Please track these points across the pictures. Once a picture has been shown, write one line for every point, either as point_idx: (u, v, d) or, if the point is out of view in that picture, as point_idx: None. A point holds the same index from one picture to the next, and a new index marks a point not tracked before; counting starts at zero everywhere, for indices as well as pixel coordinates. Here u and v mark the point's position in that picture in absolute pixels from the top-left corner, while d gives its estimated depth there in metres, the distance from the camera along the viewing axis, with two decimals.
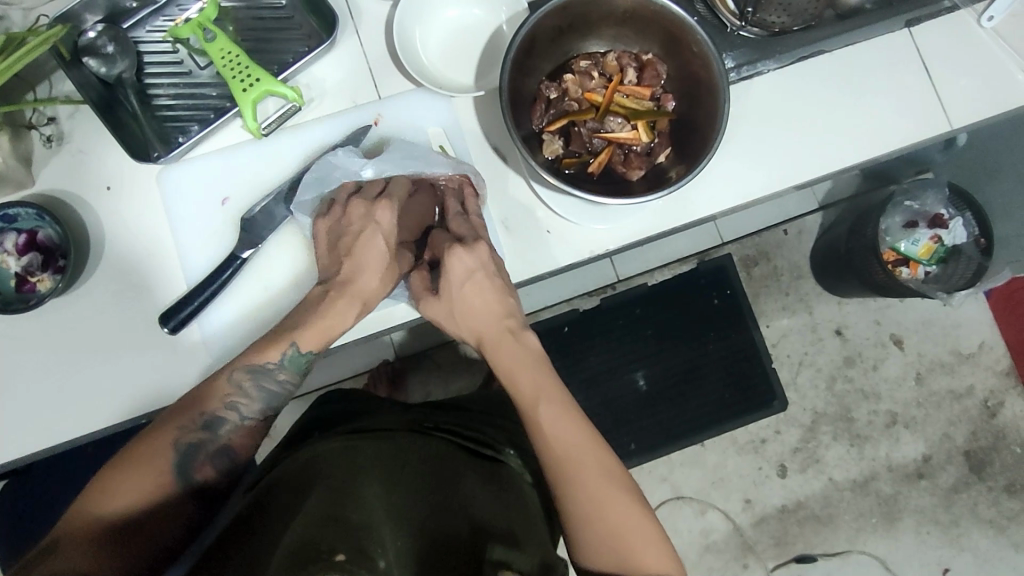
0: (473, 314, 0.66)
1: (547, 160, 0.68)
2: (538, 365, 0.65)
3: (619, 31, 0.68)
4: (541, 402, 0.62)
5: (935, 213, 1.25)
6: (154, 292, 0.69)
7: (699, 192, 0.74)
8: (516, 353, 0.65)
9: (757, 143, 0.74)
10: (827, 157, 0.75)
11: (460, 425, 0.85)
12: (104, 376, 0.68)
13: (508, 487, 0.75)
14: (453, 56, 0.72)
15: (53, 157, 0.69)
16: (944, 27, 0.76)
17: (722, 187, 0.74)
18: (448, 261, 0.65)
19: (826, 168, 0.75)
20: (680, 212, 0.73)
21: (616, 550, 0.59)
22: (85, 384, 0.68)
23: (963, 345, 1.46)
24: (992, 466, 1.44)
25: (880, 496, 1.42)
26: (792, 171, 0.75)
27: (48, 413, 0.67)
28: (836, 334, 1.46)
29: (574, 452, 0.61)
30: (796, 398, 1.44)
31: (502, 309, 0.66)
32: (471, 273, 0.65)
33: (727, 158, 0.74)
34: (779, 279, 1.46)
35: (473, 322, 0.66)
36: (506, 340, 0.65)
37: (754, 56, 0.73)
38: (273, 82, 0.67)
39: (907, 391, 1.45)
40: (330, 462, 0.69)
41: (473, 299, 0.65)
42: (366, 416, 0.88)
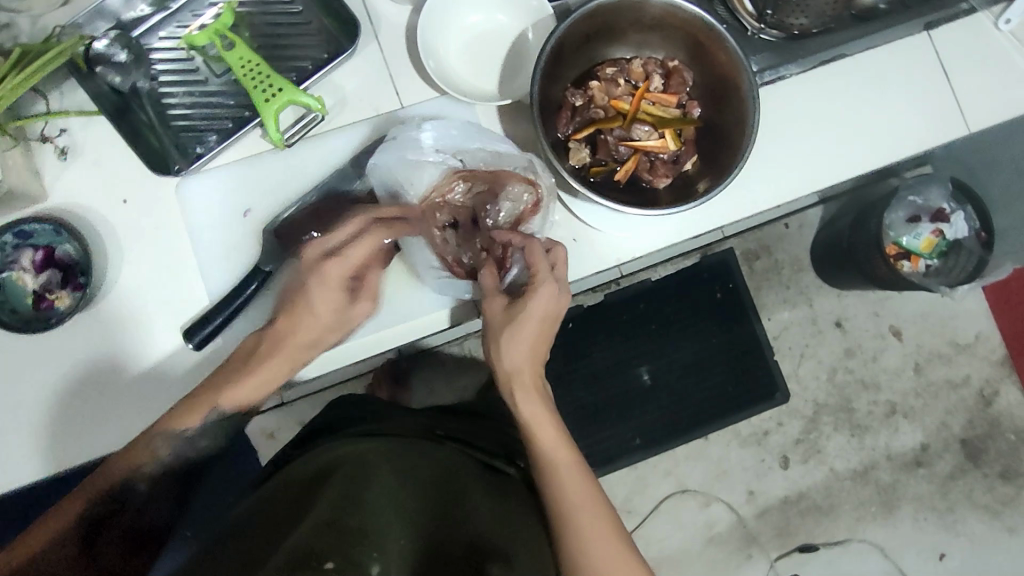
0: (514, 355, 0.66)
1: (573, 168, 0.67)
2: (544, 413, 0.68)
3: (645, 38, 0.68)
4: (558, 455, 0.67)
5: (937, 207, 1.26)
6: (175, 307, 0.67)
7: (723, 198, 0.73)
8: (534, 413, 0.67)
9: (778, 150, 0.74)
10: (847, 161, 0.75)
11: (471, 436, 0.83)
12: (123, 392, 0.67)
13: (518, 494, 0.74)
14: (477, 61, 0.70)
15: (68, 169, 0.67)
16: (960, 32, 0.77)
17: (745, 193, 0.74)
18: (531, 299, 0.64)
19: (845, 175, 0.75)
20: (704, 218, 0.73)
21: None
22: (102, 401, 0.66)
23: (959, 336, 1.49)
24: (987, 453, 1.47)
25: (879, 484, 1.45)
26: (813, 177, 0.75)
27: (69, 432, 0.66)
28: (836, 326, 1.48)
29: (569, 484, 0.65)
30: (797, 389, 1.46)
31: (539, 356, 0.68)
32: (545, 319, 0.65)
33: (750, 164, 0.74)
34: (780, 272, 1.47)
35: (510, 367, 0.67)
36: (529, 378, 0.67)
37: (776, 60, 0.73)
38: (295, 91, 0.65)
39: (906, 381, 1.48)
40: (341, 465, 0.68)
41: (522, 341, 0.66)
42: (379, 420, 0.87)
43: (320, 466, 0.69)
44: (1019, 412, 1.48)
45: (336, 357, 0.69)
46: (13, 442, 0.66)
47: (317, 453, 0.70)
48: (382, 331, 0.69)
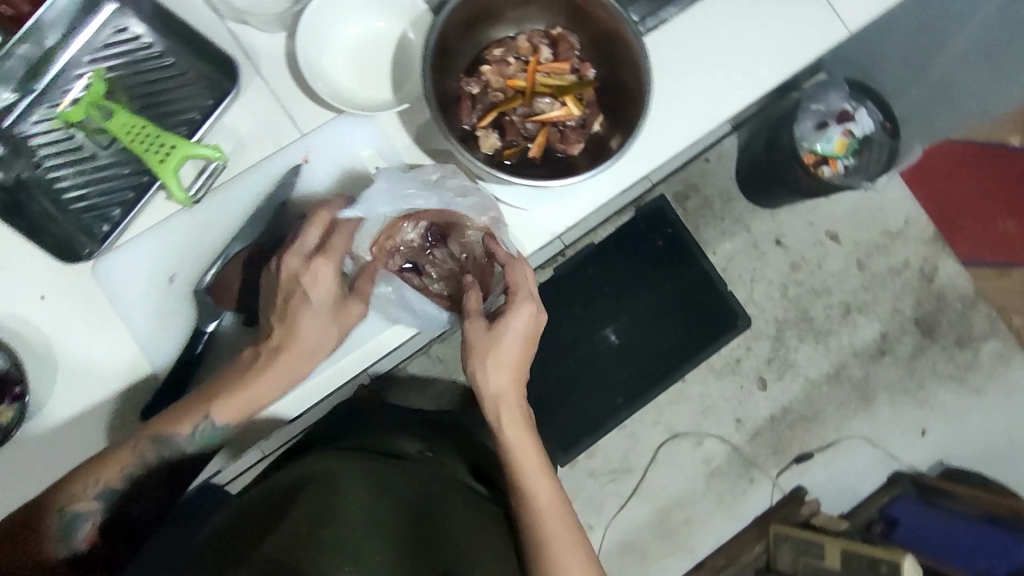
0: (496, 372, 0.67)
1: (488, 155, 0.67)
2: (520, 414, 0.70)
3: (523, 13, 0.68)
4: (533, 475, 0.70)
5: (840, 109, 1.29)
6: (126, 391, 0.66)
7: (639, 148, 0.75)
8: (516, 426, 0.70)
9: (676, 90, 0.76)
10: (745, 84, 0.77)
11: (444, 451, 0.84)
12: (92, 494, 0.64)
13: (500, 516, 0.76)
14: (365, 72, 0.70)
15: None
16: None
17: (657, 137, 0.75)
18: (513, 318, 0.67)
19: (746, 98, 0.78)
20: (625, 171, 0.74)
21: None
22: None
23: (890, 224, 1.55)
24: (942, 326, 1.55)
25: (853, 381, 1.51)
26: (717, 107, 0.77)
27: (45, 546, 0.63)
28: (777, 244, 1.53)
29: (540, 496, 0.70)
30: (755, 312, 1.51)
31: (520, 376, 0.69)
32: (529, 334, 0.68)
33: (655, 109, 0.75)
34: (713, 207, 1.52)
35: (494, 388, 0.68)
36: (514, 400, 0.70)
37: (654, 6, 0.76)
38: (188, 145, 0.63)
39: (853, 278, 1.54)
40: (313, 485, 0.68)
41: (510, 352, 0.67)
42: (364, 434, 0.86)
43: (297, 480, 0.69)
44: (960, 280, 1.56)
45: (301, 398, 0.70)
46: None
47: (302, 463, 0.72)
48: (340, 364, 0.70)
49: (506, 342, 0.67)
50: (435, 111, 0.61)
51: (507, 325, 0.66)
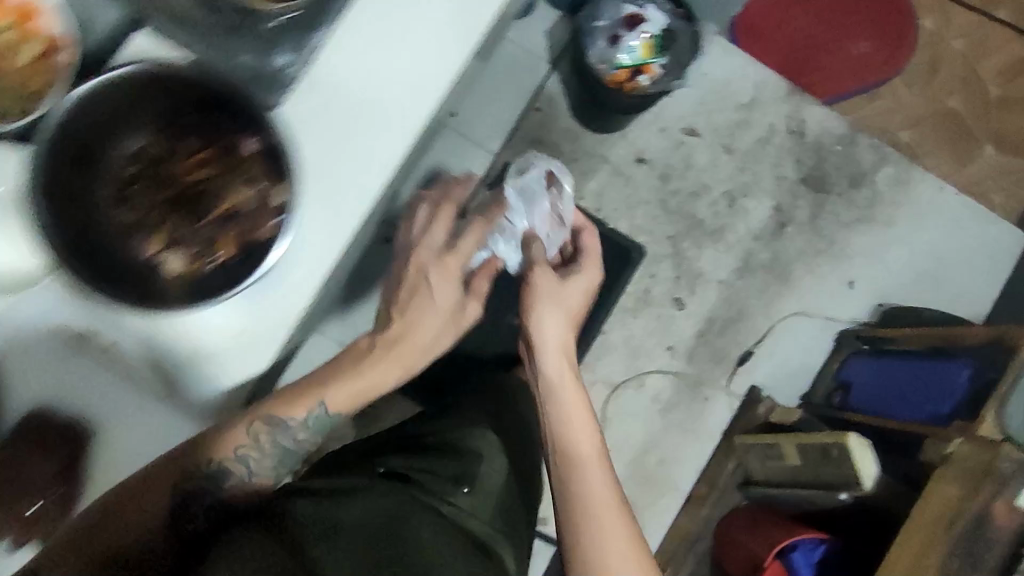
0: (540, 321, 0.87)
1: (179, 279, 0.63)
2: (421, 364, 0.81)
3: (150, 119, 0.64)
4: (564, 437, 0.81)
5: (626, 14, 1.22)
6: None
7: (331, 203, 0.67)
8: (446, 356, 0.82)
9: (350, 121, 0.68)
10: (420, 85, 0.69)
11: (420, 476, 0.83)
12: None
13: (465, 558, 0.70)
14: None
15: None
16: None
17: (349, 178, 0.67)
18: (540, 272, 0.89)
19: (432, 100, 0.69)
20: (324, 239, 0.67)
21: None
22: None
23: (742, 96, 1.49)
24: (831, 175, 1.49)
25: (765, 265, 1.47)
26: (401, 122, 0.68)
27: None
28: (640, 163, 1.47)
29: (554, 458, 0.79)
30: (645, 238, 1.46)
31: (558, 325, 0.88)
32: (552, 283, 0.89)
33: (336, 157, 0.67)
34: (563, 151, 1.45)
35: (541, 337, 0.87)
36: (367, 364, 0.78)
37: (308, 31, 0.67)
38: None
39: (726, 164, 1.48)
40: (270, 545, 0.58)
41: (569, 292, 0.91)
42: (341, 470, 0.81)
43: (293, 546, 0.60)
44: (830, 122, 1.50)
45: None
46: None
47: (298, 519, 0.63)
48: None
49: (570, 285, 0.92)
50: (63, 256, 0.58)
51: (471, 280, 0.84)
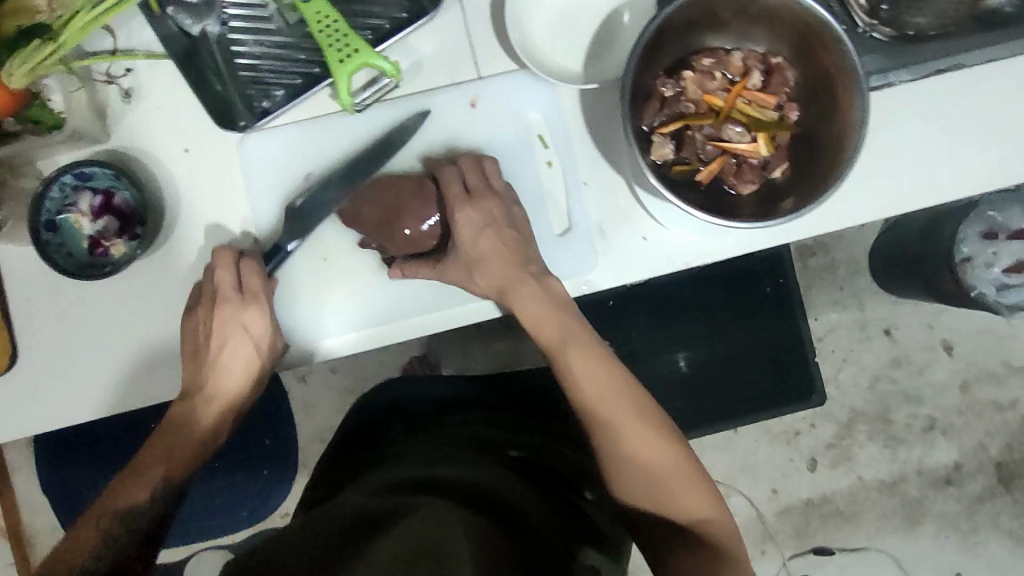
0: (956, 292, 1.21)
1: (656, 164, 0.63)
2: (606, 376, 0.63)
3: (748, 29, 0.63)
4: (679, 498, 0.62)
5: (1014, 227, 1.17)
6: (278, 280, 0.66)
7: (850, 196, 0.69)
8: (588, 364, 0.64)
9: (908, 151, 0.69)
10: (967, 175, 0.70)
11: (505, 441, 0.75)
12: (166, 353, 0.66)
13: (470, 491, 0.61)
14: (559, 33, 0.66)
15: (131, 113, 0.65)
16: None
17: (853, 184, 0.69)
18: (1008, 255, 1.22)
19: (982, 186, 0.70)
20: (822, 220, 0.69)
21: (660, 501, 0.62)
22: (146, 347, 0.66)
23: (1014, 358, 1.42)
24: (1023, 480, 1.42)
25: (906, 498, 1.42)
26: (945, 184, 0.70)
27: (109, 373, 0.66)
28: (885, 333, 1.41)
29: (605, 397, 0.63)
30: (834, 393, 1.42)
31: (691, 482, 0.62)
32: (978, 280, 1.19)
33: (875, 173, 0.69)
34: (835, 272, 1.40)
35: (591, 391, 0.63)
36: (539, 308, 0.64)
37: (886, 64, 0.68)
38: (372, 54, 0.61)
39: (951, 398, 1.42)
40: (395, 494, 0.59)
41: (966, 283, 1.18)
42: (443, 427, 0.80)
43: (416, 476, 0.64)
44: None
45: (372, 339, 0.67)
46: (72, 385, 0.66)
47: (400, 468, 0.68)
48: (408, 321, 0.67)
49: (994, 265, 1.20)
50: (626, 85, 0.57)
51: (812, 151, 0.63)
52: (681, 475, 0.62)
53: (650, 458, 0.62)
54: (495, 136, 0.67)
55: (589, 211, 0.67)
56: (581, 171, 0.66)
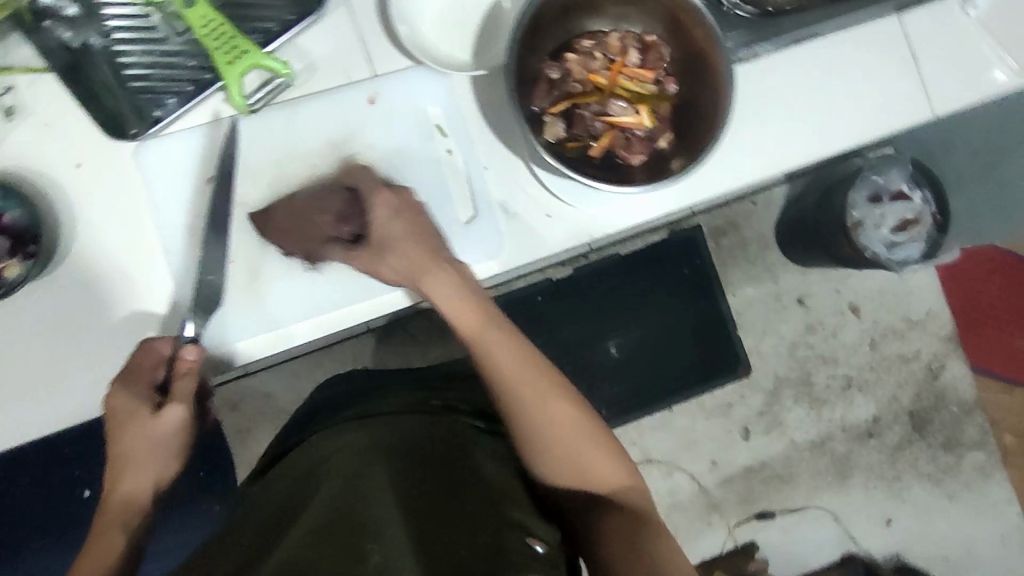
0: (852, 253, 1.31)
1: (549, 142, 0.66)
2: (517, 351, 0.62)
3: (622, 11, 0.67)
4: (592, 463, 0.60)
5: (896, 188, 1.26)
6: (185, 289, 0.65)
7: (734, 160, 0.75)
8: (500, 342, 0.62)
9: (781, 116, 0.76)
10: (833, 132, 0.77)
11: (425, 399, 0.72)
12: (72, 377, 0.64)
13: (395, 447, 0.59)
14: (448, 27, 0.68)
15: (16, 131, 0.63)
16: (948, 14, 0.78)
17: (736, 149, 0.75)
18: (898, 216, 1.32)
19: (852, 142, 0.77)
20: (711, 184, 0.74)
21: (579, 472, 0.60)
22: (51, 370, 0.64)
23: (912, 313, 1.53)
24: (934, 425, 1.53)
25: (834, 455, 1.50)
26: (819, 144, 0.77)
27: (14, 400, 0.63)
28: (798, 302, 1.50)
29: (513, 372, 0.61)
30: (759, 363, 1.49)
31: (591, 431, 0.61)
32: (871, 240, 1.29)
33: (753, 138, 0.75)
34: (747, 249, 1.48)
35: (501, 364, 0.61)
36: (446, 289, 0.62)
37: (752, 37, 0.74)
38: (260, 55, 0.63)
39: (862, 356, 1.52)
40: (305, 480, 0.56)
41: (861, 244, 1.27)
42: (362, 399, 0.75)
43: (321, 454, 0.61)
44: (964, 384, 1.54)
45: (297, 334, 0.67)
46: None
47: (317, 439, 0.64)
48: (331, 312, 0.68)
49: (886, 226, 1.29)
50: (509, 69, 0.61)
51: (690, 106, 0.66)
52: (589, 436, 0.61)
53: (561, 428, 0.60)
54: (396, 130, 0.68)
55: (490, 193, 0.69)
56: (481, 158, 0.69)
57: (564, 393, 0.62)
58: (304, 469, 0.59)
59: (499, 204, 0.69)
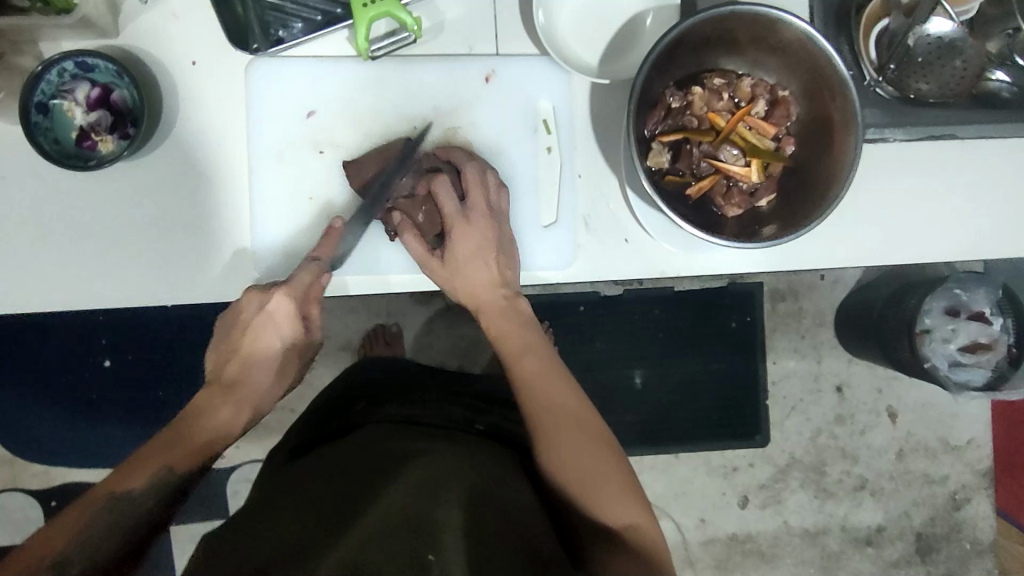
0: None
1: (650, 169, 0.65)
2: (553, 379, 0.64)
3: (763, 58, 0.64)
4: (608, 487, 0.59)
5: (977, 309, 1.21)
6: (257, 207, 0.66)
7: (828, 237, 0.72)
8: (539, 368, 0.64)
9: (889, 207, 0.72)
10: (940, 239, 0.73)
11: (470, 420, 0.71)
12: (127, 259, 0.65)
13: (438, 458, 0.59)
14: (586, 27, 0.67)
15: (145, 14, 0.64)
16: None
17: (834, 227, 0.72)
18: None
19: (954, 256, 0.73)
20: (797, 256, 0.71)
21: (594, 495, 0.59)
22: (108, 246, 0.65)
23: (951, 436, 1.46)
24: (938, 554, 1.47)
25: (825, 550, 1.45)
26: (920, 247, 0.73)
27: (65, 263, 0.64)
28: (836, 389, 1.44)
29: (549, 396, 0.62)
30: (778, 437, 1.43)
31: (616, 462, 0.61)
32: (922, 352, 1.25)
33: (852, 222, 0.72)
34: (801, 321, 1.42)
35: (535, 385, 0.63)
36: (494, 308, 0.66)
37: (885, 121, 0.70)
38: (395, 5, 0.61)
39: (885, 462, 1.46)
40: (345, 486, 0.56)
41: None
42: (402, 395, 0.74)
43: (360, 454, 0.60)
44: (981, 524, 1.47)
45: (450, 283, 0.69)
46: (26, 271, 0.64)
47: (358, 437, 0.64)
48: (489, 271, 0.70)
49: None
50: (635, 88, 0.58)
51: (808, 176, 0.64)
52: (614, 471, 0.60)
53: (583, 449, 0.60)
54: (502, 114, 0.67)
55: (576, 204, 0.68)
56: (577, 164, 0.67)
57: (594, 426, 0.62)
58: (343, 469, 0.59)
59: (582, 215, 0.68)
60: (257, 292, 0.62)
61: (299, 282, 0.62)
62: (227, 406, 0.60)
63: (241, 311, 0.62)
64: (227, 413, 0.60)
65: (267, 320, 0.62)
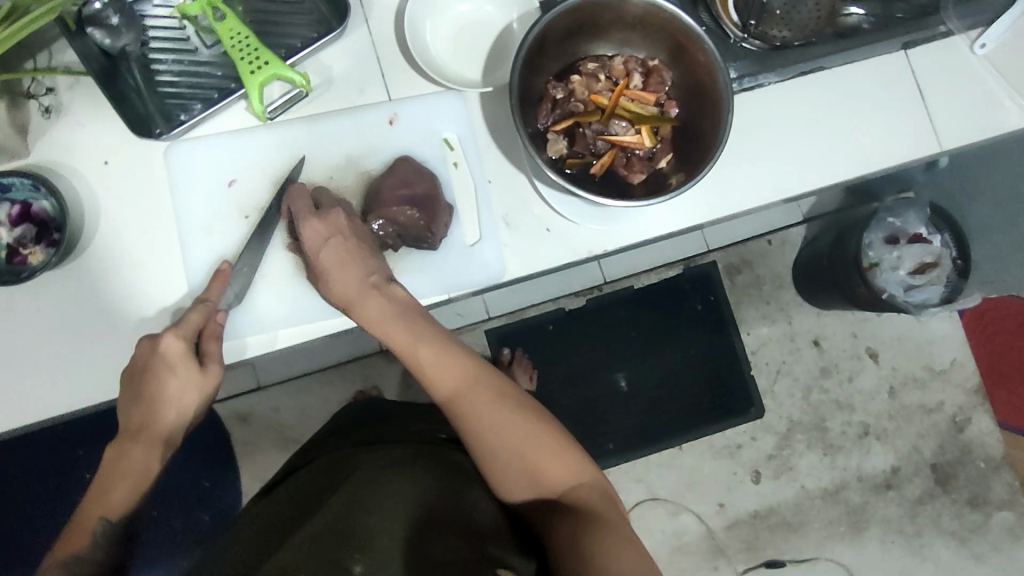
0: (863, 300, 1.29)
1: (551, 159, 0.69)
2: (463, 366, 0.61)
3: (627, 36, 0.69)
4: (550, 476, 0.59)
5: (914, 231, 1.26)
6: (194, 281, 0.68)
7: (736, 184, 0.76)
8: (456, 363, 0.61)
9: (783, 145, 0.77)
10: (839, 161, 0.78)
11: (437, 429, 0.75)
12: (77, 360, 0.66)
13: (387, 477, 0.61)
14: (462, 49, 0.72)
15: (51, 128, 0.67)
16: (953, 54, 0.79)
17: (740, 173, 0.76)
18: None
19: (856, 173, 0.78)
20: (711, 206, 0.75)
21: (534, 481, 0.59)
22: (56, 352, 0.66)
23: (935, 362, 1.49)
24: (958, 480, 1.47)
25: (849, 505, 1.45)
26: (820, 171, 0.77)
27: (16, 380, 0.66)
28: (813, 344, 1.46)
29: (487, 410, 0.60)
30: (771, 405, 1.44)
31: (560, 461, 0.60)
32: None
33: (753, 166, 0.76)
34: (762, 288, 1.45)
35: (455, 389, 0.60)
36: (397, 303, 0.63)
37: (756, 68, 0.76)
38: (280, 65, 0.66)
39: (881, 403, 1.48)
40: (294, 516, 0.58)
41: None
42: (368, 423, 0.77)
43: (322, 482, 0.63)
44: (989, 439, 1.48)
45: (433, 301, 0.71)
46: None
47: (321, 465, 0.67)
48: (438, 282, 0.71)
49: None
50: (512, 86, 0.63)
51: (697, 130, 0.68)
52: (563, 463, 0.60)
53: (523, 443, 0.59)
54: (406, 142, 0.71)
55: (494, 207, 0.71)
56: (486, 170, 0.71)
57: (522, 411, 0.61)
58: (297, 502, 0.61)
59: (502, 217, 0.71)
60: (148, 339, 0.61)
61: (188, 321, 0.61)
62: (117, 487, 0.59)
63: (137, 358, 0.61)
64: (122, 494, 0.59)
65: (160, 364, 0.60)
